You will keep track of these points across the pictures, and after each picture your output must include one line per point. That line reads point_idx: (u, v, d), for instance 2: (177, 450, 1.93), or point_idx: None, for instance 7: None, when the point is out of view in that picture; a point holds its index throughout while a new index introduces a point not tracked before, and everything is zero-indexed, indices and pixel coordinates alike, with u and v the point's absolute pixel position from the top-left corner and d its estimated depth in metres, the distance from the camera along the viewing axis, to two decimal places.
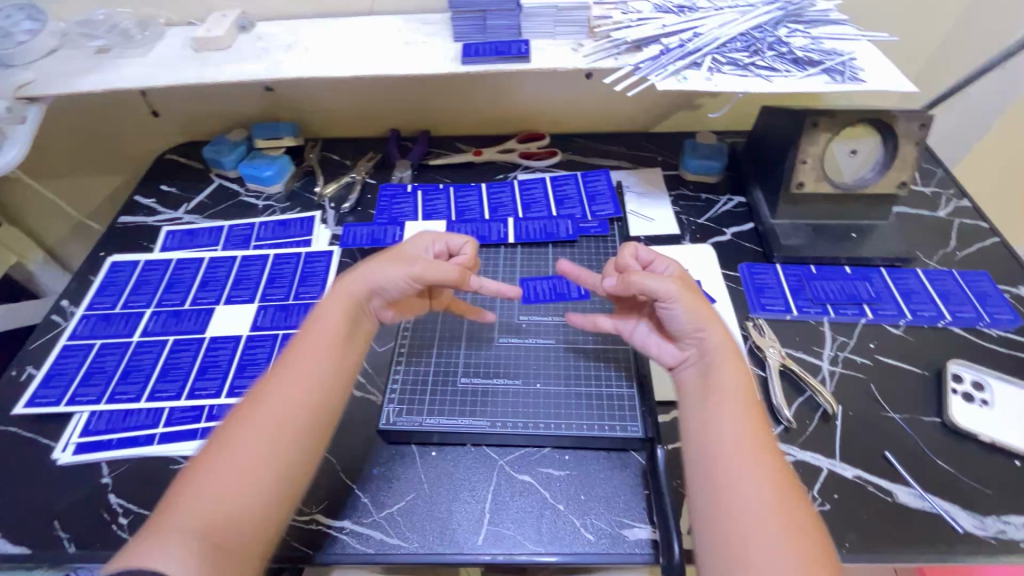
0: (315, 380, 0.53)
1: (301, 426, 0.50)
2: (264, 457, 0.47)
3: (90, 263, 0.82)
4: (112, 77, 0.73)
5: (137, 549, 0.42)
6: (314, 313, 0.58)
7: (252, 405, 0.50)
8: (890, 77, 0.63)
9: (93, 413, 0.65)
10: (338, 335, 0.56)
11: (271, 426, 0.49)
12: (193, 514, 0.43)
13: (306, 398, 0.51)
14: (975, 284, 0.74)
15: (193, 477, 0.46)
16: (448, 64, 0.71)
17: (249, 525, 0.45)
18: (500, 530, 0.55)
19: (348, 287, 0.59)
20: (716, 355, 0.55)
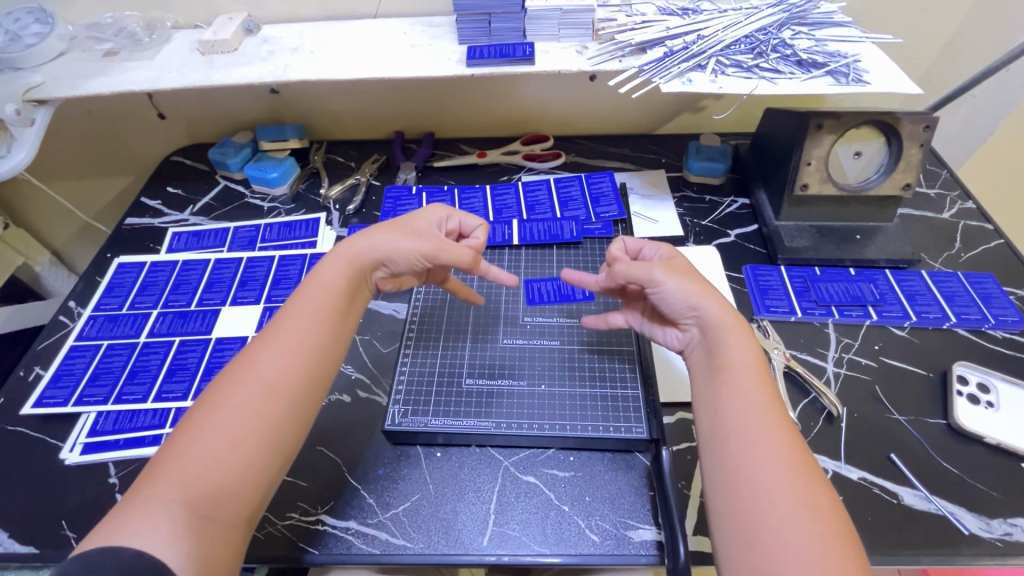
0: (304, 344, 0.51)
1: (295, 395, 0.49)
2: (256, 426, 0.46)
3: (97, 265, 0.82)
4: (120, 80, 0.73)
5: (121, 517, 0.40)
6: (312, 276, 0.57)
7: (244, 368, 0.49)
8: (894, 79, 0.64)
9: (100, 413, 0.65)
10: (331, 301, 0.55)
11: (264, 393, 0.48)
12: (182, 482, 0.42)
13: (299, 366, 0.50)
14: (980, 285, 0.74)
15: (183, 442, 0.45)
16: (453, 66, 0.72)
17: (242, 495, 0.44)
18: (505, 531, 0.55)
19: (354, 253, 0.58)
20: (719, 329, 0.54)
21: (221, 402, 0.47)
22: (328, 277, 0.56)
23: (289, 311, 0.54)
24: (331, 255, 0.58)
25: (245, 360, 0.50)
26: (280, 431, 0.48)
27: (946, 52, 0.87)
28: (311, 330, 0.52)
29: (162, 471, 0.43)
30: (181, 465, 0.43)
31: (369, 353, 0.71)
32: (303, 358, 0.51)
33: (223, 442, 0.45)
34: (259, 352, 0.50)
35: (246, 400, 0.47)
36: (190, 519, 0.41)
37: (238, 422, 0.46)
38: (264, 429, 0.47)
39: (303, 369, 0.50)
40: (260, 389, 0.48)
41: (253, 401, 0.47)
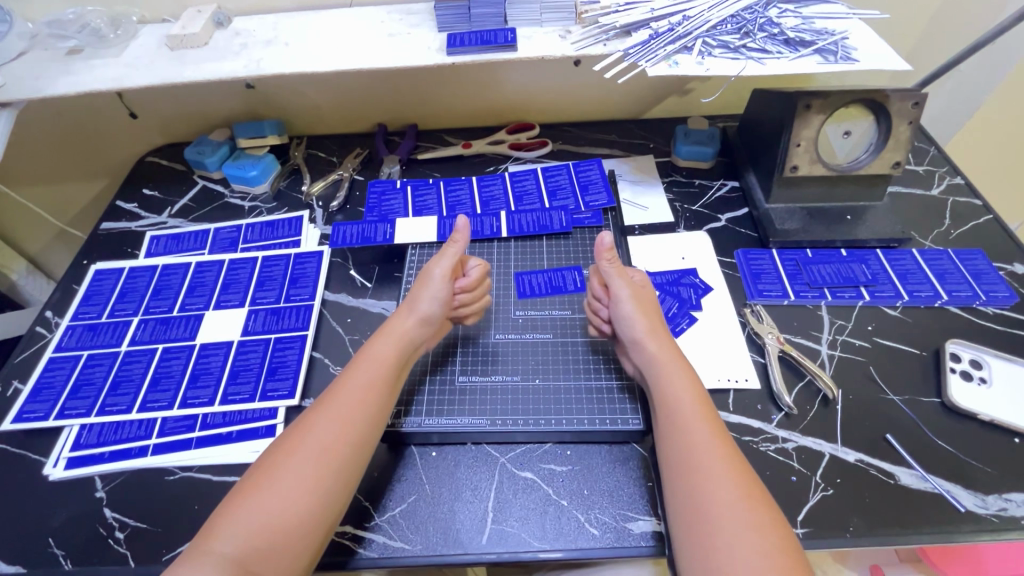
0: (343, 411, 0.52)
1: (344, 463, 0.50)
2: (303, 493, 0.47)
3: (73, 272, 0.80)
4: (86, 79, 0.70)
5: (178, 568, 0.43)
6: (365, 349, 0.58)
7: (298, 435, 0.50)
8: (882, 56, 0.63)
9: (83, 427, 0.63)
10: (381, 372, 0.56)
11: (318, 457, 0.49)
12: (236, 540, 0.44)
13: (344, 435, 0.51)
14: (971, 262, 0.74)
15: (238, 503, 0.46)
16: (433, 55, 0.70)
17: (287, 558, 0.45)
18: (504, 528, 0.54)
19: (400, 328, 0.59)
20: (666, 361, 0.56)
21: (276, 466, 0.49)
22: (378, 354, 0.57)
23: (338, 384, 0.55)
24: (379, 335, 0.59)
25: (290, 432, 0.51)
26: (321, 499, 0.47)
27: (932, 27, 0.86)
28: (357, 403, 0.53)
29: (223, 525, 0.45)
30: (238, 521, 0.45)
31: None
32: (342, 421, 0.51)
33: (274, 503, 0.46)
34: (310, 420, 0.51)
35: (302, 465, 0.48)
36: None
37: (295, 483, 0.47)
38: (315, 494, 0.47)
39: (354, 437, 0.51)
40: (314, 454, 0.49)
41: (304, 468, 0.48)
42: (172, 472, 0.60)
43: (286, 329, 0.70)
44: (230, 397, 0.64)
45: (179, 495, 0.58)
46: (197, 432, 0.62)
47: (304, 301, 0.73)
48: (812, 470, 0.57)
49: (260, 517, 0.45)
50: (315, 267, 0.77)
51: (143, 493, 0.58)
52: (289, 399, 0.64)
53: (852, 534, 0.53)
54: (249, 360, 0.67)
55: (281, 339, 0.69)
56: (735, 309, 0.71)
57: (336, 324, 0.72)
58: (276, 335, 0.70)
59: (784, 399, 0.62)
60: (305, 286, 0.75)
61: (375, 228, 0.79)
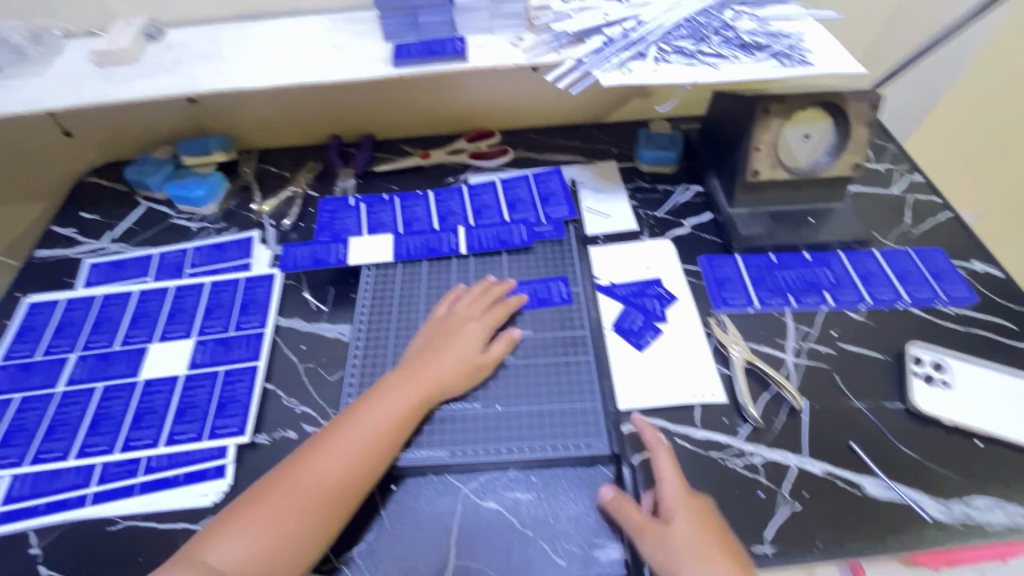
0: (350, 450, 0.53)
1: (330, 501, 0.50)
2: (285, 527, 0.49)
3: (5, 306, 0.75)
4: (3, 101, 0.65)
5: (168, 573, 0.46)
6: (385, 388, 0.58)
7: (301, 464, 0.52)
8: (837, 60, 0.62)
9: (15, 477, 0.59)
10: (391, 418, 0.56)
11: (309, 492, 0.50)
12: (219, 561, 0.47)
13: (341, 478, 0.51)
14: (931, 261, 0.74)
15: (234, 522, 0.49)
16: (379, 67, 0.66)
17: None
18: (468, 564, 0.52)
19: (421, 374, 0.59)
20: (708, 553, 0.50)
21: (274, 491, 0.50)
22: (399, 393, 0.57)
23: (349, 423, 0.55)
24: (406, 377, 0.59)
25: (294, 462, 0.52)
26: (302, 534, 0.49)
27: (889, 25, 0.85)
28: (361, 446, 0.53)
29: (215, 541, 0.48)
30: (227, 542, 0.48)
31: (314, 382, 0.66)
32: (344, 464, 0.52)
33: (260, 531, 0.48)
34: (320, 454, 0.53)
35: (293, 496, 0.50)
36: None
37: (283, 514, 0.49)
38: (298, 527, 0.49)
39: (348, 477, 0.52)
40: (307, 488, 0.50)
41: (295, 502, 0.50)
42: (114, 522, 0.56)
43: (235, 360, 0.67)
44: (176, 437, 0.61)
45: (122, 548, 0.54)
46: (140, 477, 0.58)
47: (255, 329, 0.70)
48: (779, 484, 0.57)
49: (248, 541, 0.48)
50: (266, 291, 0.73)
51: (83, 547, 0.55)
52: (239, 436, 0.61)
53: (820, 549, 0.53)
54: (196, 396, 0.64)
55: (231, 371, 0.66)
56: (700, 319, 0.70)
57: (289, 352, 0.69)
58: (225, 367, 0.66)
59: (750, 412, 0.61)
60: (256, 313, 0.71)
61: (328, 249, 0.75)
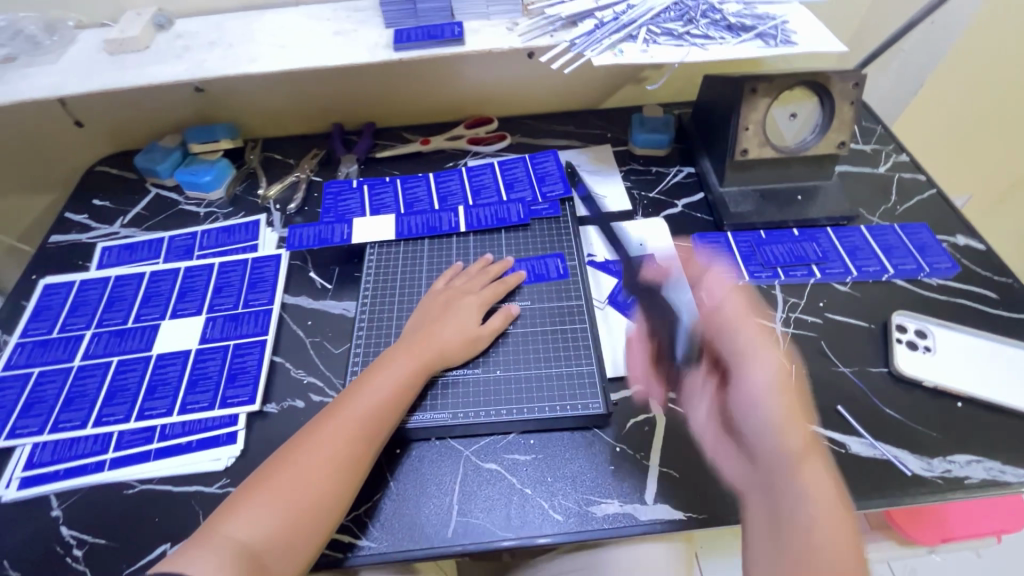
0: (361, 419, 0.54)
1: (345, 467, 0.52)
2: (304, 495, 0.50)
3: (22, 287, 0.77)
4: (20, 88, 0.68)
5: (184, 551, 0.45)
6: (386, 361, 0.60)
7: (311, 435, 0.53)
8: (820, 39, 0.65)
9: (36, 445, 0.61)
10: (395, 387, 0.57)
11: (323, 460, 0.51)
12: (239, 534, 0.47)
13: (353, 445, 0.53)
14: (916, 235, 0.76)
15: (251, 495, 0.49)
16: (381, 52, 0.69)
17: (284, 554, 0.47)
18: (470, 520, 0.55)
19: (421, 347, 0.61)
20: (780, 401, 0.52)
21: (287, 463, 0.51)
22: (402, 364, 0.59)
23: (353, 395, 0.56)
24: (405, 349, 0.60)
25: (304, 435, 0.53)
26: (322, 500, 0.50)
27: (873, 9, 0.88)
28: (369, 415, 0.55)
29: (232, 516, 0.48)
30: (245, 514, 0.48)
31: (321, 355, 0.68)
32: (353, 431, 0.53)
33: (278, 501, 0.49)
34: (332, 425, 0.54)
35: (308, 465, 0.51)
36: (239, 563, 0.45)
37: (300, 483, 0.50)
38: (318, 494, 0.50)
39: (361, 442, 0.53)
40: (321, 457, 0.51)
41: (310, 471, 0.51)
42: (131, 486, 0.59)
43: (244, 335, 0.69)
44: (190, 406, 0.63)
45: (139, 509, 0.57)
46: (156, 443, 0.61)
47: (262, 306, 0.72)
48: None
49: (268, 512, 0.48)
50: (273, 271, 0.76)
51: (102, 508, 0.57)
52: (250, 404, 0.63)
53: None
54: (207, 368, 0.66)
55: (240, 345, 0.69)
56: None
57: (296, 328, 0.71)
58: (235, 341, 0.69)
59: None
60: (264, 291, 0.74)
61: (332, 229, 0.78)
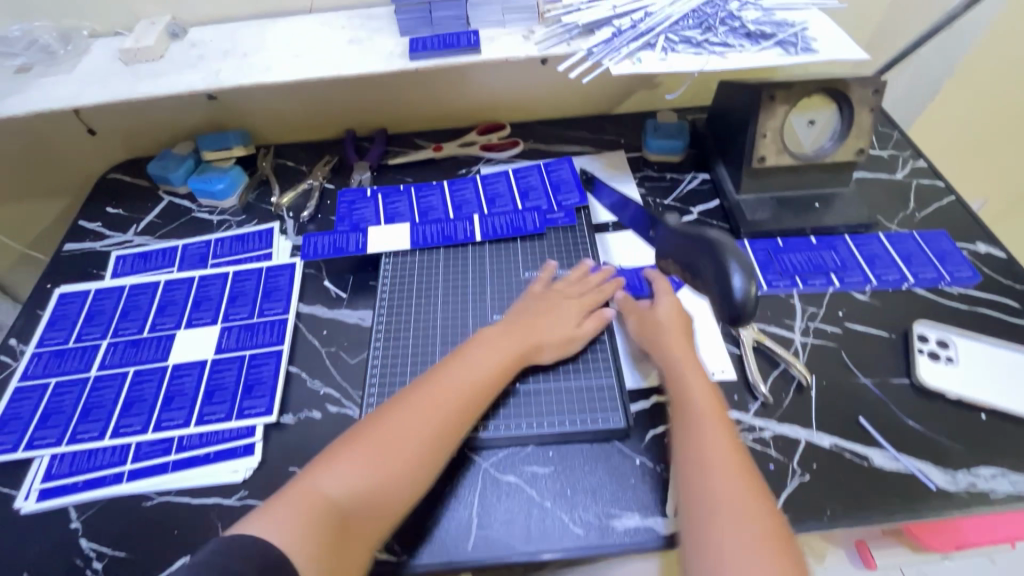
0: (454, 400, 0.55)
1: (434, 447, 0.52)
2: (395, 470, 0.50)
3: (37, 296, 0.77)
4: (36, 98, 0.68)
5: (272, 506, 0.46)
6: (478, 348, 0.60)
7: (407, 408, 0.54)
8: (840, 46, 0.64)
9: (54, 457, 0.61)
10: (487, 375, 0.58)
11: (416, 436, 0.52)
12: (327, 494, 0.47)
13: (444, 426, 0.54)
14: (935, 243, 0.76)
15: (342, 456, 0.50)
16: (396, 61, 0.69)
17: (365, 524, 0.47)
18: (490, 533, 0.55)
19: (514, 341, 0.61)
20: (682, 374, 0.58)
21: (381, 431, 0.52)
22: (494, 351, 0.60)
23: (446, 376, 0.57)
24: (500, 340, 0.61)
25: (396, 406, 0.54)
26: (410, 478, 0.50)
27: (890, 14, 0.87)
28: (462, 398, 0.56)
29: (325, 474, 0.49)
30: (336, 475, 0.49)
31: (337, 365, 0.68)
32: (446, 411, 0.54)
33: (366, 470, 0.49)
34: (427, 401, 0.54)
35: (404, 441, 0.51)
36: (325, 527, 0.45)
37: (392, 455, 0.51)
38: (406, 471, 0.50)
39: (450, 425, 0.54)
40: (415, 435, 0.52)
41: (405, 446, 0.51)
42: (150, 498, 0.59)
43: (260, 345, 0.69)
44: (207, 417, 0.63)
45: (158, 522, 0.57)
46: (173, 455, 0.61)
47: (277, 316, 0.72)
48: (788, 457, 0.59)
49: (358, 478, 0.49)
50: (287, 280, 0.76)
51: (120, 521, 0.57)
52: (267, 416, 0.63)
53: (829, 517, 0.55)
54: (223, 379, 0.66)
55: (256, 355, 0.68)
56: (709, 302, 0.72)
57: (312, 337, 0.71)
58: (251, 351, 0.69)
59: (760, 388, 0.63)
60: (279, 300, 0.74)
61: (347, 238, 0.78)
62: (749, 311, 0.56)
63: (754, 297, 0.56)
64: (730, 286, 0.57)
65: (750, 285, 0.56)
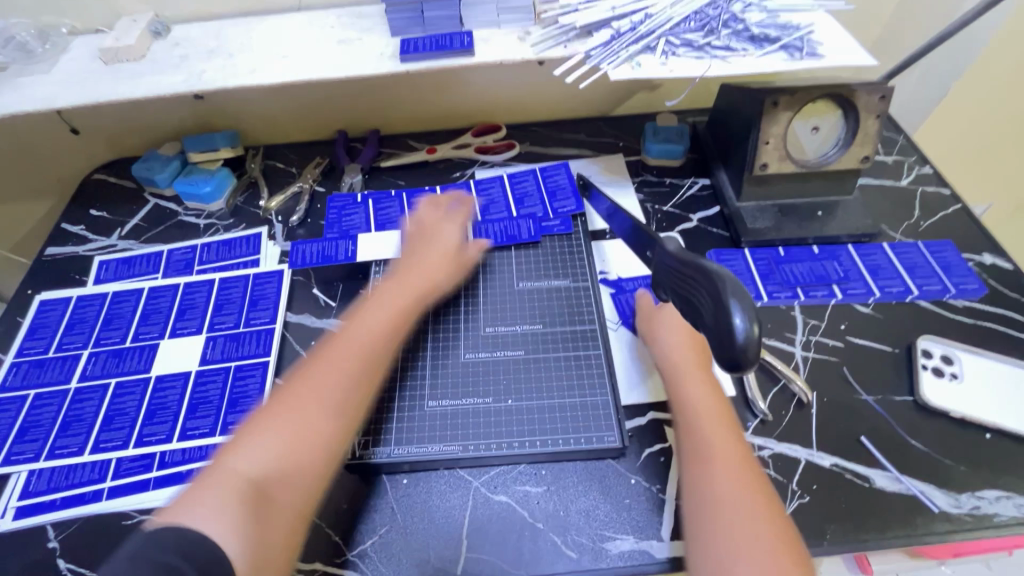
0: (355, 352, 0.56)
1: (345, 396, 0.53)
2: (311, 429, 0.50)
3: (18, 303, 0.75)
4: (12, 99, 0.65)
5: (181, 499, 0.43)
6: (367, 304, 0.62)
7: (303, 377, 0.53)
8: (847, 51, 0.62)
9: (31, 472, 0.59)
10: (386, 324, 0.60)
11: (323, 394, 0.52)
12: (240, 472, 0.46)
13: (352, 375, 0.54)
14: (940, 254, 0.74)
15: (246, 436, 0.49)
16: (386, 62, 0.66)
17: (290, 482, 0.47)
18: (480, 556, 0.53)
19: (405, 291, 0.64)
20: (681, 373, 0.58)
21: (284, 402, 0.51)
22: (387, 304, 0.62)
23: (341, 335, 0.58)
24: (388, 292, 0.63)
25: (292, 378, 0.54)
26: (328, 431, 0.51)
27: (897, 16, 0.85)
28: (365, 349, 0.56)
29: (233, 454, 0.47)
30: (248, 450, 0.47)
31: None
32: (352, 362, 0.55)
33: (278, 438, 0.48)
34: (329, 359, 0.55)
35: (311, 402, 0.51)
36: (247, 499, 0.44)
37: (303, 415, 0.50)
38: (321, 424, 0.51)
39: (356, 372, 0.55)
40: (319, 391, 0.52)
41: (313, 405, 0.51)
42: (129, 516, 0.57)
43: (246, 356, 0.67)
44: (190, 432, 0.61)
45: None
46: (155, 471, 0.59)
47: (264, 325, 0.70)
48: (788, 478, 0.57)
49: (274, 447, 0.48)
50: (275, 288, 0.74)
51: (99, 541, 0.55)
52: None
53: (829, 541, 0.53)
54: (208, 392, 0.64)
55: (242, 366, 0.66)
56: None
57: (299, 348, 0.69)
58: (236, 363, 0.67)
59: (759, 405, 0.61)
60: (266, 309, 0.72)
61: (336, 246, 0.76)
62: (750, 360, 0.37)
63: (759, 338, 0.37)
64: (727, 322, 0.37)
65: (755, 320, 0.37)
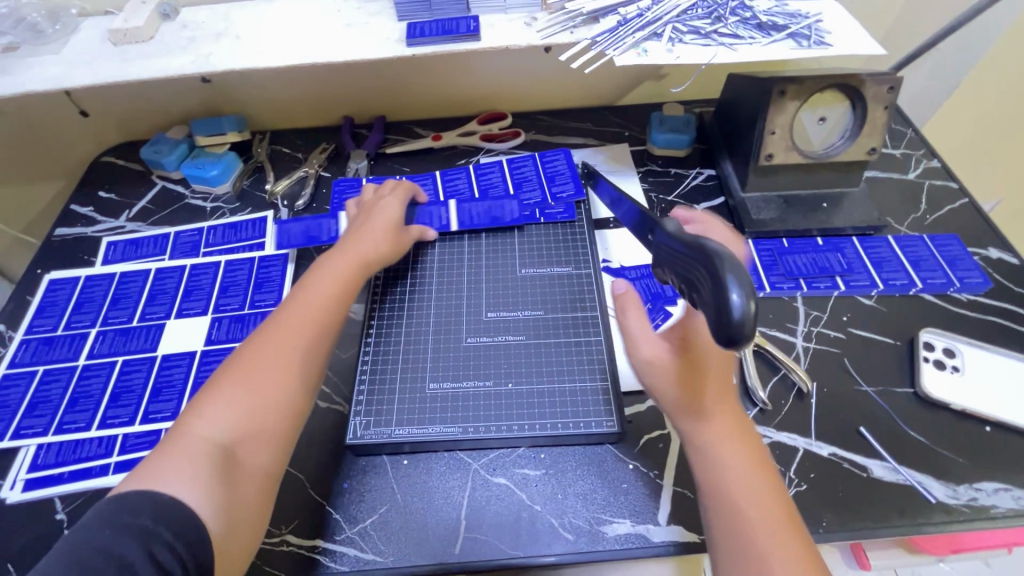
0: (307, 314, 0.56)
1: (303, 354, 0.53)
2: (273, 388, 0.50)
3: (27, 282, 0.76)
4: (23, 79, 0.66)
5: (149, 470, 0.44)
6: (318, 269, 0.61)
7: (258, 343, 0.53)
8: (856, 40, 0.61)
9: (40, 446, 0.61)
10: (335, 285, 0.59)
11: (280, 355, 0.52)
12: (204, 440, 0.46)
13: (306, 333, 0.54)
14: (945, 248, 0.73)
15: (206, 400, 0.49)
16: (393, 46, 0.66)
17: (255, 441, 0.48)
18: (478, 536, 0.54)
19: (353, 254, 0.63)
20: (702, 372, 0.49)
21: (246, 366, 0.51)
22: (331, 273, 0.60)
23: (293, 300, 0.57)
24: (338, 255, 0.63)
25: (248, 343, 0.54)
26: (292, 390, 0.51)
27: (909, 7, 0.84)
28: (319, 310, 0.57)
29: (197, 420, 0.47)
30: (213, 415, 0.48)
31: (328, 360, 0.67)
32: (305, 321, 0.55)
33: (239, 402, 0.49)
34: (284, 323, 0.55)
35: (270, 363, 0.52)
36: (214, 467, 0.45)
37: (261, 376, 0.51)
38: (284, 381, 0.51)
39: (308, 331, 0.55)
40: (276, 352, 0.52)
41: (271, 365, 0.52)
42: None
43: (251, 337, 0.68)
44: None
45: None
46: None
47: (268, 307, 0.71)
48: (785, 466, 0.57)
49: (241, 409, 0.48)
50: (280, 271, 0.74)
51: None
52: None
53: (825, 529, 0.53)
54: (213, 371, 0.65)
55: None
56: None
57: None
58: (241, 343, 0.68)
59: (759, 394, 0.61)
60: (270, 291, 0.72)
61: (319, 225, 0.76)
62: (747, 335, 0.37)
63: (755, 315, 0.37)
64: (724, 298, 0.37)
65: (751, 298, 0.37)
